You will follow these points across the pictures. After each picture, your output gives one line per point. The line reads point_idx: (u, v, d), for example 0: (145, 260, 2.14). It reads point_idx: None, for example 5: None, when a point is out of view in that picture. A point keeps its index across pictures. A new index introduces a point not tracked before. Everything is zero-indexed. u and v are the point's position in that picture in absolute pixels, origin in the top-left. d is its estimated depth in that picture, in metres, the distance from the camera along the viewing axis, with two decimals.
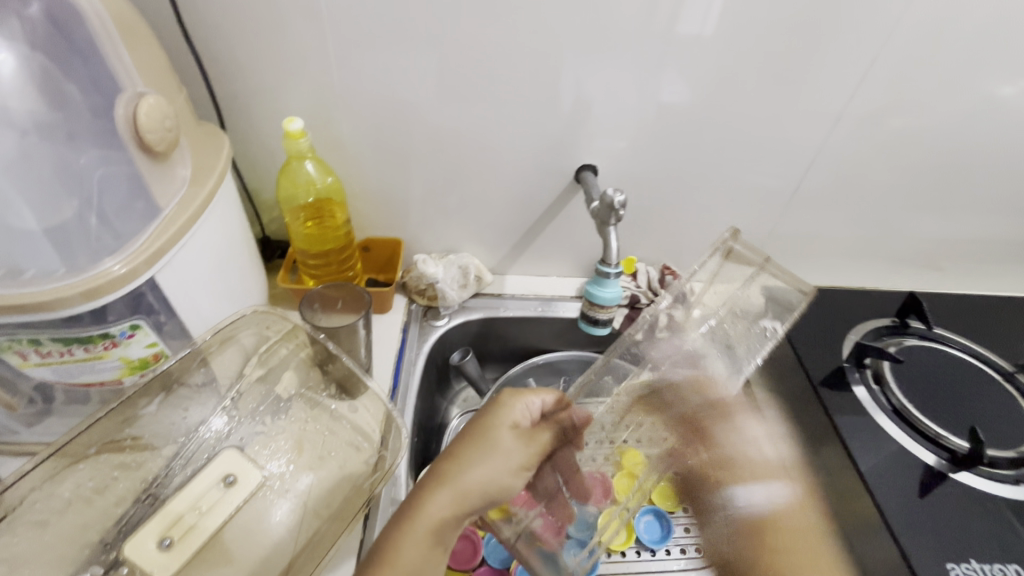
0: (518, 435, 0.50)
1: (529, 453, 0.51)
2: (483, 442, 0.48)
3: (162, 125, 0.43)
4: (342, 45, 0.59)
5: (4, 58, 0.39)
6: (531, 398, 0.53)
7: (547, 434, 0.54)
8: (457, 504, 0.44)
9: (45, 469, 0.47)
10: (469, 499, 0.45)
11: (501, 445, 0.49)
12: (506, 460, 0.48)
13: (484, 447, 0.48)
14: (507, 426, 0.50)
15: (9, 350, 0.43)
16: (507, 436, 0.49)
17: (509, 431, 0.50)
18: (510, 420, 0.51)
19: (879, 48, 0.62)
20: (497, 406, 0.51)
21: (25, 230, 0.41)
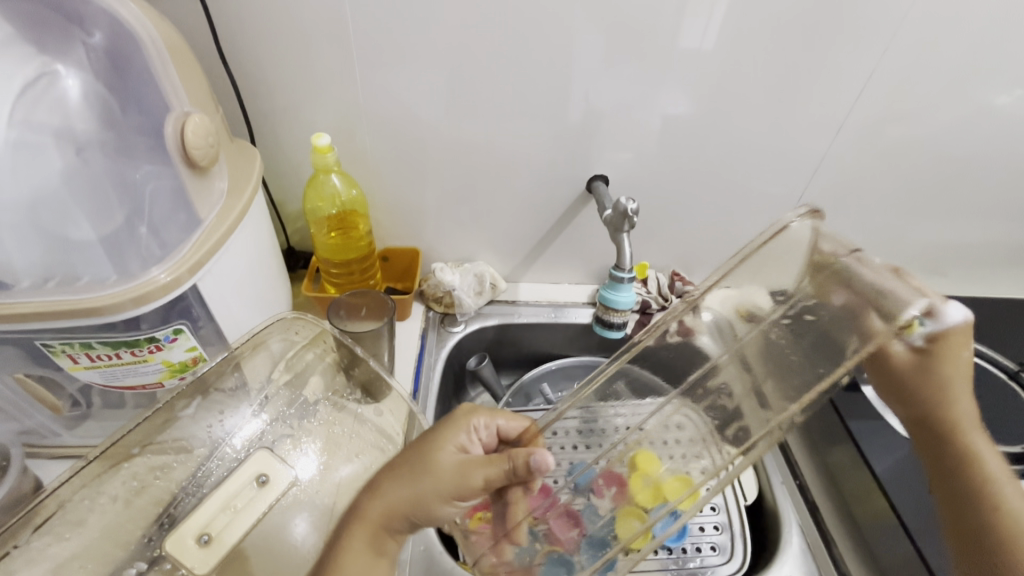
0: (458, 456, 0.47)
1: (468, 480, 0.46)
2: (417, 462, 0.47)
3: (206, 142, 0.47)
4: (366, 64, 0.62)
5: (73, 85, 0.44)
6: (480, 422, 0.51)
7: (492, 466, 0.47)
8: (384, 520, 0.45)
9: (95, 467, 0.50)
10: (396, 516, 0.45)
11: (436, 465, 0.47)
12: (439, 481, 0.45)
13: (416, 466, 0.46)
14: (446, 450, 0.47)
15: (61, 353, 0.46)
16: (444, 461, 0.46)
17: (445, 456, 0.47)
18: (452, 445, 0.48)
19: (874, 60, 0.65)
20: (440, 428, 0.50)
21: (83, 242, 0.44)
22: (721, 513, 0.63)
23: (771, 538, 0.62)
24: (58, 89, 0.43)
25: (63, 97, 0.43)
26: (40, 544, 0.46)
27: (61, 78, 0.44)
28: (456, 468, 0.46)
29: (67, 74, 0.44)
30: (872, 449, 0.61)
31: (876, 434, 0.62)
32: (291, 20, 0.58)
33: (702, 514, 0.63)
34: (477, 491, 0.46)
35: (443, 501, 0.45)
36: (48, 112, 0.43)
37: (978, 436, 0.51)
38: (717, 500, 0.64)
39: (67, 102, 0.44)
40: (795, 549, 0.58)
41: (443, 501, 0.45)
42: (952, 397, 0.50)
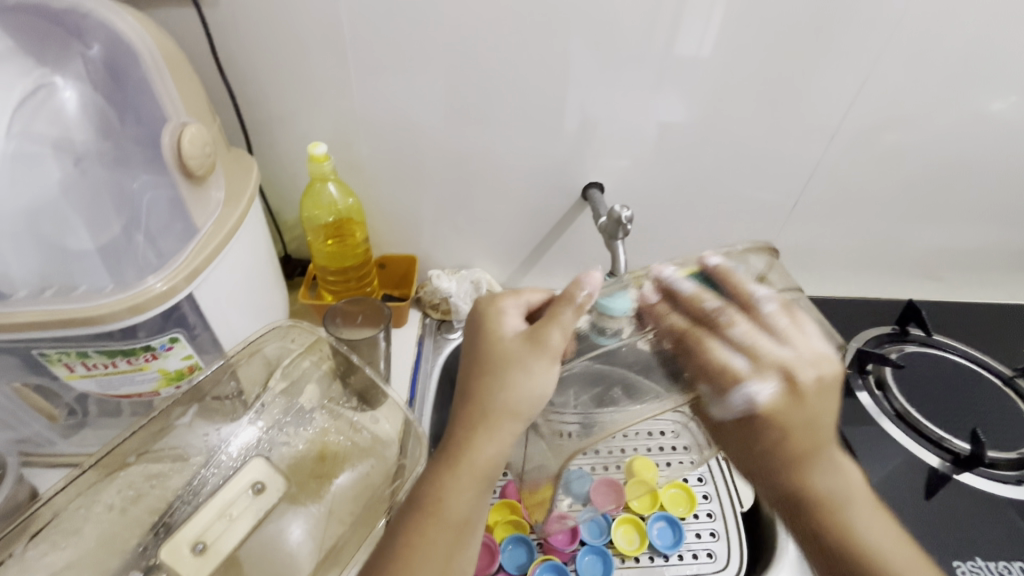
0: (519, 342, 0.49)
1: (547, 343, 0.48)
2: (492, 374, 0.48)
3: (202, 151, 0.47)
4: (363, 73, 0.63)
5: (70, 96, 0.45)
6: (510, 310, 0.52)
7: (552, 327, 0.49)
8: (493, 445, 0.47)
9: (90, 476, 0.50)
10: (491, 440, 0.47)
11: (520, 361, 0.48)
12: (522, 380, 0.47)
13: (499, 374, 0.48)
14: (506, 338, 0.50)
15: (58, 362, 0.46)
16: (511, 345, 0.49)
17: (510, 341, 0.49)
18: (507, 331, 0.50)
19: (867, 68, 0.66)
20: (491, 331, 0.50)
21: (81, 250, 0.45)
22: (717, 520, 0.63)
23: (764, 545, 0.62)
24: (57, 100, 0.45)
25: (60, 109, 0.45)
26: (36, 553, 0.46)
27: (58, 90, 0.45)
28: (529, 358, 0.48)
29: (64, 86, 0.45)
30: (867, 456, 0.61)
31: (871, 439, 0.62)
32: (288, 30, 0.59)
33: (697, 520, 0.63)
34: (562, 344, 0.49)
35: (533, 378, 0.48)
36: (48, 123, 0.45)
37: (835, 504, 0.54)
38: (711, 506, 0.64)
39: (64, 113, 0.45)
40: (792, 557, 0.58)
41: (534, 383, 0.48)
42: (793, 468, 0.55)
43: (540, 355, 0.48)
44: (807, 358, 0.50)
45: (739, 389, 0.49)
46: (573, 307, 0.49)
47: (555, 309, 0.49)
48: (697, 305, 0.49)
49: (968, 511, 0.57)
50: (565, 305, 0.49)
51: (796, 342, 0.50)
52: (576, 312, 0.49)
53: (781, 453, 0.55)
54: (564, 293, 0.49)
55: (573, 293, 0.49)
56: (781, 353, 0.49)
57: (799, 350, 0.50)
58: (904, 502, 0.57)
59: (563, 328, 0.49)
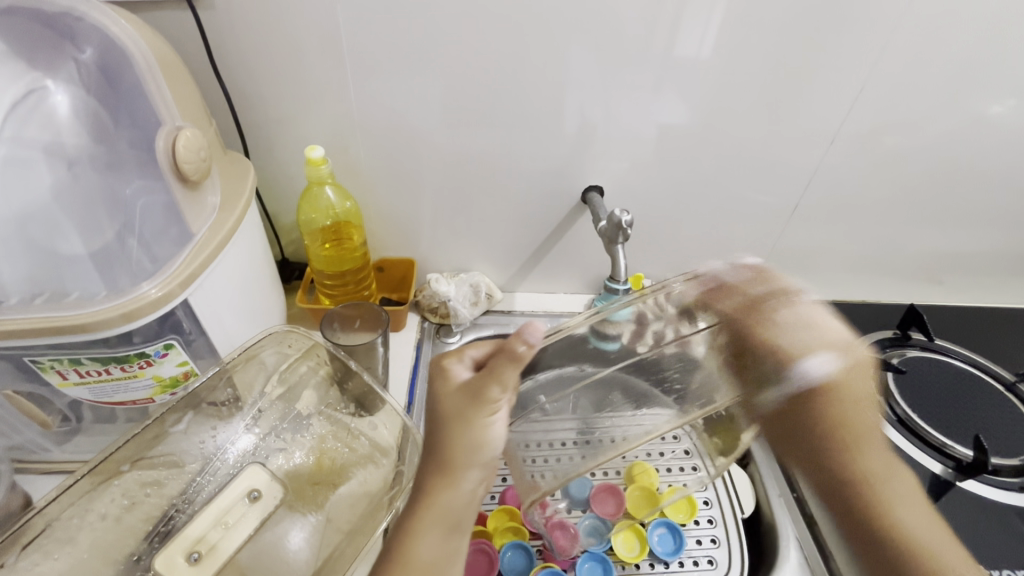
0: (461, 398, 0.45)
1: (488, 398, 0.44)
2: (446, 428, 0.45)
3: (198, 156, 0.46)
4: (360, 77, 0.62)
5: (62, 100, 0.45)
6: (450, 361, 0.47)
7: (494, 382, 0.44)
8: (454, 497, 0.45)
9: (84, 484, 0.49)
10: (452, 491, 0.45)
11: (469, 415, 0.44)
12: (476, 431, 0.44)
13: (452, 428, 0.44)
14: (453, 393, 0.45)
15: (51, 369, 0.46)
16: (456, 403, 0.45)
17: (455, 398, 0.45)
18: (453, 385, 0.46)
19: (868, 71, 0.66)
20: (435, 389, 0.46)
21: (72, 255, 0.44)
22: (718, 526, 0.63)
23: (767, 552, 0.62)
24: (48, 105, 0.44)
25: (53, 113, 0.44)
26: (28, 563, 0.45)
27: (50, 94, 0.44)
28: (478, 410, 0.44)
29: (57, 90, 0.44)
30: None
31: None
32: (285, 32, 0.59)
33: (698, 527, 0.63)
34: (502, 397, 0.45)
35: (484, 428, 0.45)
36: (40, 128, 0.44)
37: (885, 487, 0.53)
38: (713, 512, 0.64)
39: (56, 117, 0.44)
40: (794, 563, 0.58)
41: (490, 433, 0.45)
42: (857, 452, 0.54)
43: (488, 407, 0.44)
44: (836, 342, 0.53)
45: (797, 366, 0.53)
46: (518, 354, 0.43)
47: (497, 363, 0.44)
48: (749, 293, 0.53)
49: (971, 519, 0.56)
50: (508, 357, 0.44)
51: (811, 332, 0.52)
52: (522, 362, 0.43)
53: (835, 428, 0.54)
54: (509, 346, 0.43)
55: (515, 339, 0.43)
56: (808, 340, 0.52)
57: (829, 338, 0.53)
58: None
59: (511, 379, 0.44)
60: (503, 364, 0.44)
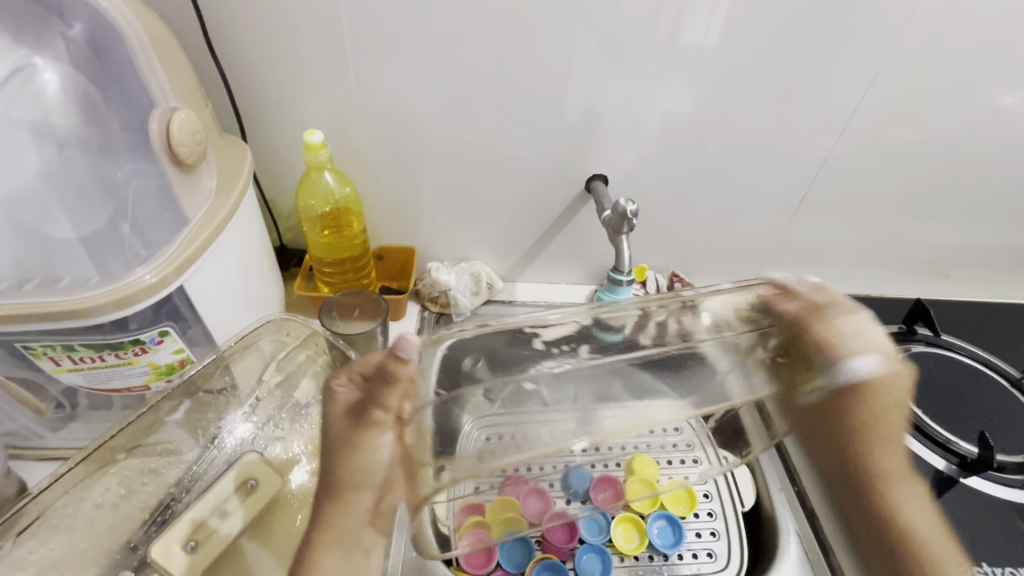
0: (345, 422, 0.54)
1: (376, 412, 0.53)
2: (343, 447, 0.53)
3: (193, 139, 0.45)
4: (360, 60, 0.61)
5: (51, 78, 0.43)
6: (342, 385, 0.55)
7: (391, 395, 0.52)
8: (347, 518, 0.52)
9: (78, 473, 0.48)
10: (347, 512, 0.52)
11: (356, 427, 0.53)
12: (358, 454, 0.52)
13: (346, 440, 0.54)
14: (337, 416, 0.55)
15: (43, 356, 0.45)
16: (341, 424, 0.54)
17: (340, 420, 0.54)
18: (341, 408, 0.55)
19: (877, 62, 0.64)
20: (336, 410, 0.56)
21: (63, 240, 0.44)
22: (718, 519, 0.63)
23: (764, 542, 0.62)
24: (36, 83, 0.43)
25: (41, 91, 0.43)
26: (23, 551, 0.45)
27: (39, 71, 0.43)
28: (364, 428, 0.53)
29: (45, 67, 0.43)
30: None
31: None
32: (281, 13, 0.57)
33: (698, 520, 0.63)
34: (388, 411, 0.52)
35: (372, 447, 0.53)
36: (28, 106, 0.43)
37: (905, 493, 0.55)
38: (712, 505, 0.63)
39: (45, 96, 0.43)
40: (793, 558, 0.58)
41: (372, 454, 0.52)
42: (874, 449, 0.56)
43: (371, 426, 0.52)
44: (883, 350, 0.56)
45: (846, 365, 0.53)
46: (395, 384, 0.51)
47: (385, 391, 0.52)
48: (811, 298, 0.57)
49: (971, 516, 0.56)
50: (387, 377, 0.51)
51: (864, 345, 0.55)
52: (399, 384, 0.52)
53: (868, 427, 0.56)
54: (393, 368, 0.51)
55: (392, 361, 0.51)
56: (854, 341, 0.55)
57: (875, 345, 0.55)
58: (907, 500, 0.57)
59: (390, 400, 0.52)
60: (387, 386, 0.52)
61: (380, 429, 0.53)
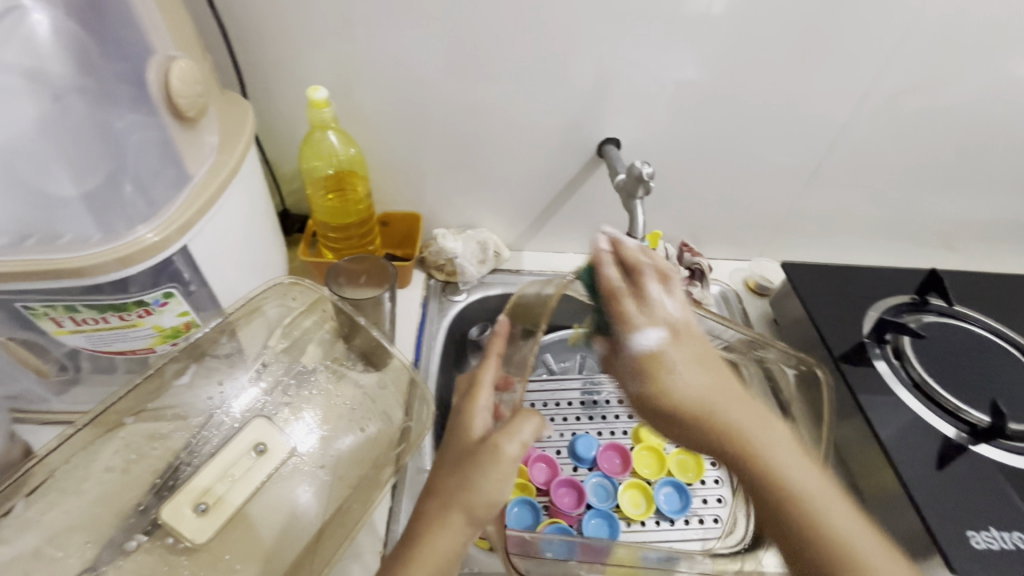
0: (481, 420, 0.43)
1: (518, 438, 0.40)
2: (459, 477, 0.39)
3: (193, 90, 0.44)
4: (365, 14, 0.58)
5: (43, 20, 0.39)
6: (487, 379, 0.46)
7: (530, 420, 0.41)
8: (451, 541, 0.38)
9: (86, 435, 0.48)
10: (455, 534, 0.38)
11: (475, 469, 0.39)
12: (484, 483, 0.38)
13: (460, 475, 0.39)
14: (482, 412, 0.44)
15: (45, 317, 0.44)
16: (476, 421, 0.43)
17: (479, 413, 0.44)
18: (486, 407, 0.44)
19: (902, 27, 0.61)
20: (467, 402, 0.44)
21: (62, 198, 0.40)
22: (724, 486, 0.62)
23: None
24: (28, 27, 0.39)
25: (32, 36, 0.39)
26: (34, 513, 0.44)
27: (28, 13, 0.39)
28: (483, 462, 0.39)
29: (36, 9, 0.39)
30: (878, 417, 0.60)
31: (886, 408, 0.61)
32: None
33: (705, 487, 0.62)
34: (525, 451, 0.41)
35: (497, 485, 0.39)
36: (19, 51, 0.39)
37: (809, 483, 0.43)
38: (719, 472, 0.63)
39: (37, 40, 0.39)
40: None
41: (501, 489, 0.39)
42: (761, 451, 0.44)
43: (497, 462, 0.39)
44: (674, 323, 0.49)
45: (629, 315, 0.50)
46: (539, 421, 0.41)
47: (490, 381, 0.46)
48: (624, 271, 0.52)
49: (985, 483, 0.55)
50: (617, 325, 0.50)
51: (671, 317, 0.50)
52: (535, 423, 0.41)
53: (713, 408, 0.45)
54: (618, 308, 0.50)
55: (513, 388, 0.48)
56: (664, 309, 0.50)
57: (658, 313, 0.50)
58: (911, 463, 0.56)
59: (523, 435, 0.40)
60: (525, 416, 0.42)
61: (501, 463, 0.39)
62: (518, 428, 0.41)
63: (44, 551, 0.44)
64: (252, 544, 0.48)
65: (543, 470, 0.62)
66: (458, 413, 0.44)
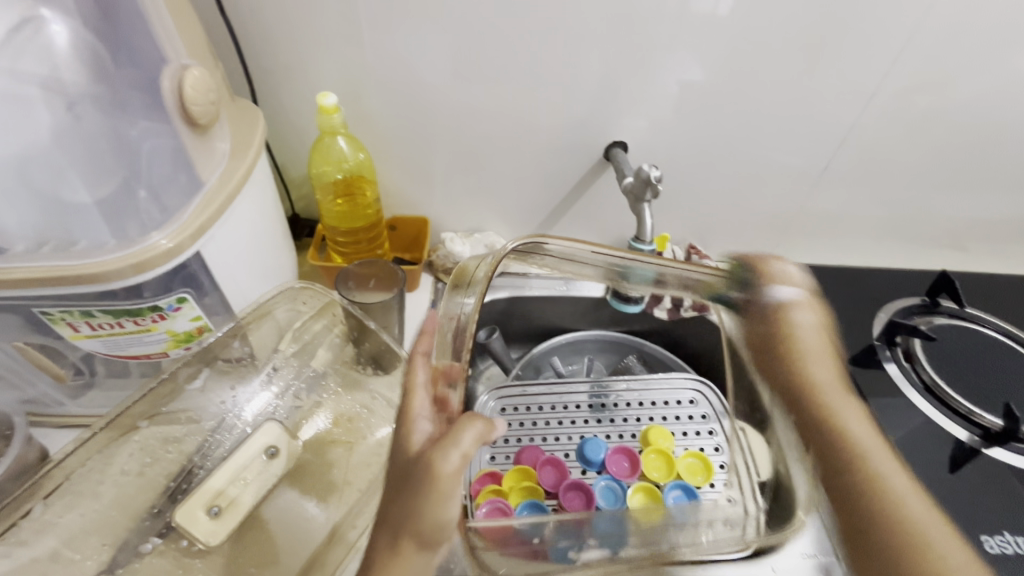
0: (419, 429, 0.40)
1: (454, 452, 0.36)
2: (403, 502, 0.36)
3: (206, 98, 0.45)
4: (373, 20, 0.59)
5: (60, 31, 0.40)
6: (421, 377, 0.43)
7: (469, 428, 0.38)
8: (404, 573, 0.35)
9: (101, 439, 0.49)
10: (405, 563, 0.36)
11: (413, 492, 0.36)
12: (430, 507, 0.35)
13: (402, 499, 0.36)
14: (419, 421, 0.40)
15: (61, 322, 0.45)
16: (415, 432, 0.39)
17: (417, 423, 0.40)
18: (422, 414, 0.40)
19: (910, 26, 0.61)
20: (404, 412, 0.41)
21: (78, 205, 0.41)
22: None
23: None
24: (45, 37, 0.40)
25: (50, 46, 0.40)
26: (51, 516, 0.45)
27: (46, 24, 0.40)
28: (419, 483, 0.36)
29: (53, 20, 0.40)
30: (889, 420, 0.60)
31: (896, 410, 0.60)
32: None
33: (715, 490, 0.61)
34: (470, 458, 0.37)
35: (439, 504, 0.36)
36: (36, 60, 0.39)
37: (881, 456, 0.45)
38: None
39: (54, 50, 0.40)
40: None
41: (445, 509, 0.36)
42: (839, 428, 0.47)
43: (431, 484, 0.35)
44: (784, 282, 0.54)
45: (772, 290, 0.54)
46: (484, 425, 0.38)
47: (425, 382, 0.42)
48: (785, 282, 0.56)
49: (998, 486, 0.55)
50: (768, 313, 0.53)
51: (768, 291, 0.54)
52: (472, 427, 0.38)
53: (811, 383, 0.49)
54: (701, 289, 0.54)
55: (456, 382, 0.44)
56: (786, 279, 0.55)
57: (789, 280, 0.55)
58: (922, 466, 0.56)
59: (462, 444, 0.37)
60: (463, 426, 0.38)
61: (438, 480, 0.36)
62: (453, 439, 0.37)
63: (62, 553, 0.45)
64: (265, 546, 0.49)
65: (552, 473, 0.62)
66: (397, 433, 0.40)
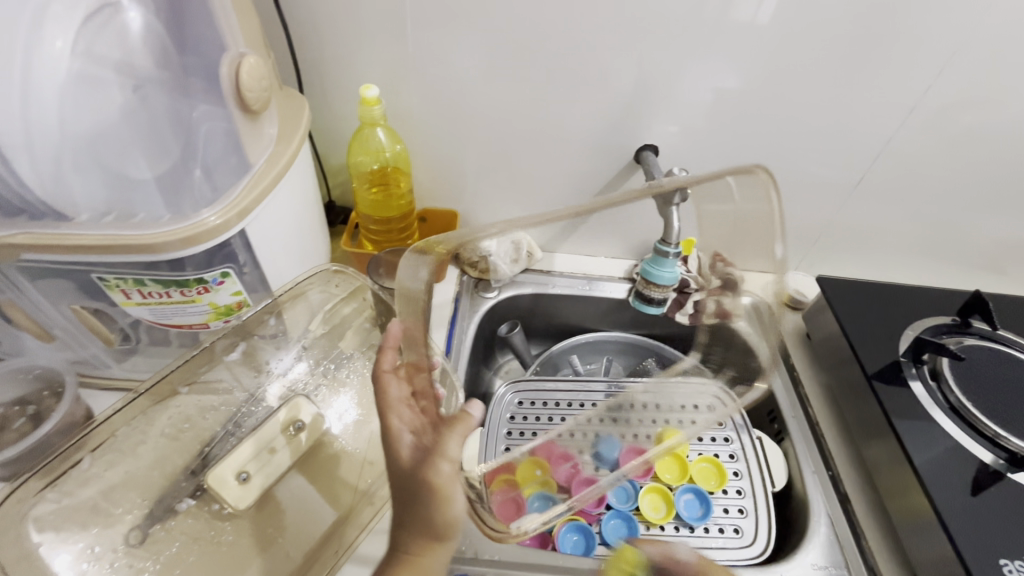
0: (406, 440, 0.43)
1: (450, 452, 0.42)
2: (413, 513, 0.40)
3: (259, 85, 0.47)
4: (419, 19, 0.61)
5: (136, 17, 0.43)
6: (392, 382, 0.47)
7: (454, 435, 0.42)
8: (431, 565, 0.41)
9: (144, 401, 0.53)
10: (440, 550, 0.41)
11: (418, 500, 0.40)
12: (437, 511, 0.40)
13: (409, 510, 0.41)
14: (401, 428, 0.44)
15: (116, 288, 0.48)
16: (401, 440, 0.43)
17: (402, 434, 0.43)
18: (401, 423, 0.45)
19: (957, 39, 0.60)
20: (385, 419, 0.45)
21: (140, 179, 0.45)
22: (746, 498, 0.62)
23: (794, 529, 0.61)
24: (122, 20, 0.42)
25: (125, 29, 0.43)
26: (96, 469, 0.49)
27: (124, 10, 0.43)
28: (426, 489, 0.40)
29: (131, 6, 0.43)
30: (913, 442, 0.58)
31: (924, 433, 0.59)
32: None
33: (726, 496, 0.62)
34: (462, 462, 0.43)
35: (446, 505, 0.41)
36: (111, 42, 0.42)
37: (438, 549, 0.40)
38: (742, 484, 0.63)
39: (129, 34, 0.43)
40: (822, 539, 0.57)
41: (451, 507, 0.40)
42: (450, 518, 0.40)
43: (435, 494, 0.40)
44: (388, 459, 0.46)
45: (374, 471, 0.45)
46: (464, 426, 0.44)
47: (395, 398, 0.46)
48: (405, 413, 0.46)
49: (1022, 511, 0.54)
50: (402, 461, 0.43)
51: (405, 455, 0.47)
52: (462, 427, 0.43)
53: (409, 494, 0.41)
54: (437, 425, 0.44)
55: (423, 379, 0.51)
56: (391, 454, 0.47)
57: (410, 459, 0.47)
58: (945, 485, 0.55)
59: (455, 448, 0.42)
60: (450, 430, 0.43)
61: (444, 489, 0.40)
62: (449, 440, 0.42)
63: (102, 505, 0.47)
64: (288, 514, 0.51)
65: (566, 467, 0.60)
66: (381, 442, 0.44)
